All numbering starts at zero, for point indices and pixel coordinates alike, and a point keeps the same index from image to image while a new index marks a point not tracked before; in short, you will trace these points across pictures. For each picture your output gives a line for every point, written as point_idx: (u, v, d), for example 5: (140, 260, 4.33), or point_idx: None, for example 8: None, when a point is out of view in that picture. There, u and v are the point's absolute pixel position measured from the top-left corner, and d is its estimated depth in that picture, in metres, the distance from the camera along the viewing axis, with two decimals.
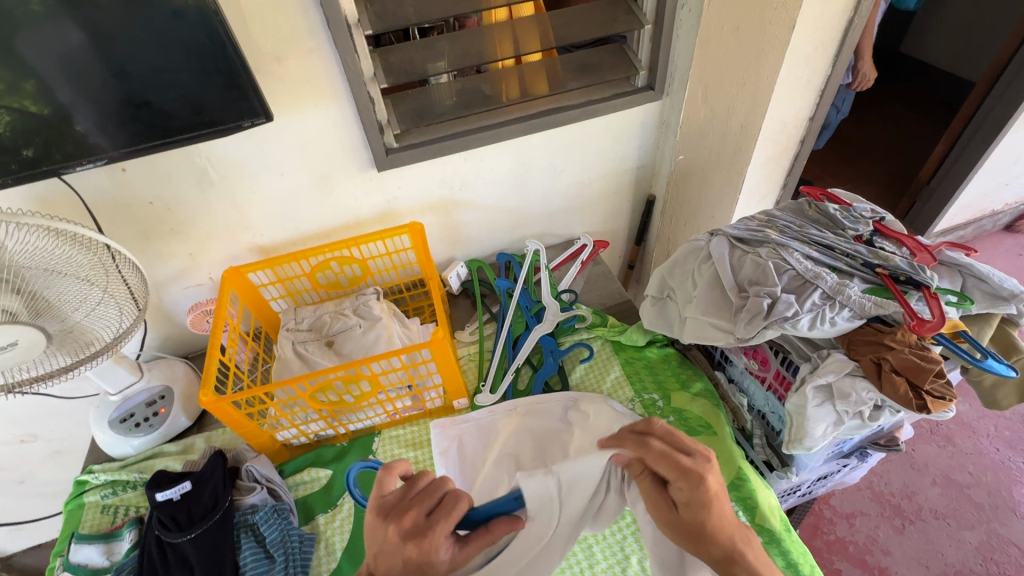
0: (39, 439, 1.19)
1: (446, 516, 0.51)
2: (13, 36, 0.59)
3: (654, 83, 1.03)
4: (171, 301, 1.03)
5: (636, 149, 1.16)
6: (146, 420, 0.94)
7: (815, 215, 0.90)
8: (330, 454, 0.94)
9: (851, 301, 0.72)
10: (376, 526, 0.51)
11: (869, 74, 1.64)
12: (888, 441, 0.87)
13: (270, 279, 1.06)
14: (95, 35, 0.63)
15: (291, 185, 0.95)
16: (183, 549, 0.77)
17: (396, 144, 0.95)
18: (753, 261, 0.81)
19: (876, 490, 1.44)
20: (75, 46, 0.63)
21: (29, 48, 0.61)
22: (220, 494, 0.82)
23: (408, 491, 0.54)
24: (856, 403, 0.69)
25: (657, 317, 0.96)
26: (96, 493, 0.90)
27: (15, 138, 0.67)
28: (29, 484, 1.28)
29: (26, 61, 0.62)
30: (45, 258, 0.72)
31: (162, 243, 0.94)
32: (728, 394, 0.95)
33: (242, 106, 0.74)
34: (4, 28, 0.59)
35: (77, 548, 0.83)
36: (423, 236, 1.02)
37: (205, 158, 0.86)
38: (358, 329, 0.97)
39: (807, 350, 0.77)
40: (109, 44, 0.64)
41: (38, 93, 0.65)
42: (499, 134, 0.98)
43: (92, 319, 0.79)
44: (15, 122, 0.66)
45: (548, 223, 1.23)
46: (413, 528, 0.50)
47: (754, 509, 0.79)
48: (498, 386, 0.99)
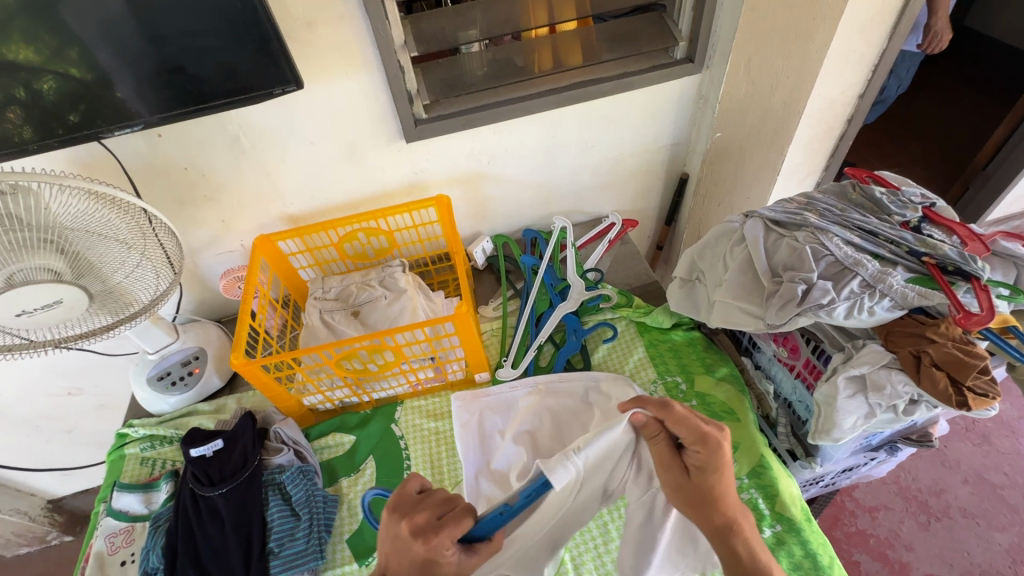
0: (84, 392, 1.26)
1: (456, 523, 0.57)
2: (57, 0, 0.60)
3: (693, 55, 0.98)
4: (205, 266, 1.06)
5: (671, 125, 1.12)
6: (182, 379, 0.98)
7: (859, 198, 0.86)
8: (353, 420, 0.96)
9: (892, 291, 0.69)
10: (391, 520, 0.58)
11: (942, 32, 1.50)
12: (921, 436, 0.84)
13: (299, 248, 1.08)
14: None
15: (320, 155, 0.95)
16: (215, 502, 0.80)
17: (424, 115, 0.94)
18: (789, 245, 0.78)
19: (902, 485, 1.41)
20: (114, 11, 0.63)
21: (73, 13, 0.62)
22: (250, 453, 0.86)
23: (424, 497, 0.60)
24: (891, 395, 0.67)
25: (684, 299, 0.94)
26: (135, 446, 0.96)
27: (61, 103, 0.69)
28: (76, 433, 1.37)
29: (67, 26, 0.63)
30: (87, 221, 0.74)
31: (196, 209, 0.96)
32: (755, 381, 0.94)
33: (273, 72, 0.74)
34: None
35: (118, 495, 0.88)
36: (450, 210, 1.02)
37: (237, 126, 0.87)
38: (384, 300, 0.98)
39: (841, 339, 0.75)
40: (149, 11, 0.64)
41: (81, 60, 0.66)
42: (529, 107, 0.96)
43: (131, 281, 0.82)
44: (59, 87, 0.68)
45: (576, 200, 1.21)
46: (423, 526, 0.57)
47: (774, 497, 0.79)
48: (519, 361, 0.99)
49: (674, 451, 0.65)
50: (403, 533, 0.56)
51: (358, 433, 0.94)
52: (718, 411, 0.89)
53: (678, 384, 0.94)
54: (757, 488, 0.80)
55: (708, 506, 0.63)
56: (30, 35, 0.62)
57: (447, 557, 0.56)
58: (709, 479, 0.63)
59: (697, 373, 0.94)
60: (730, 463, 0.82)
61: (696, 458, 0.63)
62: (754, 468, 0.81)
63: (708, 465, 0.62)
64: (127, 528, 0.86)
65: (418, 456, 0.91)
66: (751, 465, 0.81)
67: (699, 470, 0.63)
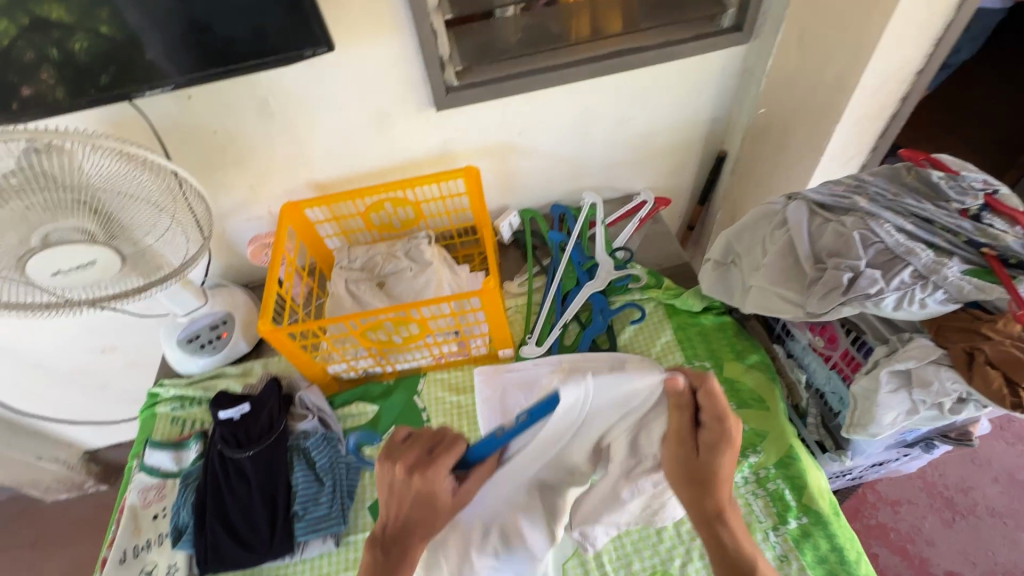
0: (118, 350, 1.29)
1: (446, 453, 0.60)
2: None
3: (742, 24, 0.92)
4: (233, 231, 1.06)
5: (713, 99, 1.07)
6: (211, 342, 1.00)
7: (914, 182, 0.80)
8: (376, 390, 0.96)
9: (947, 283, 0.65)
10: (386, 467, 0.61)
11: None
12: (959, 434, 0.80)
13: (326, 216, 1.07)
14: None
15: (348, 121, 0.93)
16: (242, 465, 0.83)
17: (457, 82, 0.90)
18: (836, 230, 0.74)
19: (928, 480, 1.37)
20: None
21: None
22: (276, 418, 0.87)
23: (412, 438, 0.63)
24: (938, 393, 0.64)
25: (718, 282, 0.91)
26: (165, 405, 0.99)
27: (92, 62, 0.68)
28: (111, 390, 1.42)
29: None
30: (120, 183, 0.74)
31: (225, 174, 0.96)
32: (786, 369, 0.91)
33: (305, 34, 0.72)
34: None
35: (150, 452, 0.91)
36: (478, 181, 0.99)
37: (266, 89, 0.85)
38: (409, 272, 0.98)
39: (885, 332, 0.72)
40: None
41: (111, 18, 0.65)
42: (565, 76, 0.92)
43: (161, 244, 0.83)
44: (89, 46, 0.67)
45: (608, 175, 1.17)
46: (416, 463, 0.60)
47: (801, 489, 0.77)
48: (544, 339, 0.98)
49: (691, 429, 0.62)
50: (399, 473, 0.60)
51: (381, 402, 0.95)
52: (746, 399, 0.87)
53: (706, 369, 0.91)
54: (783, 479, 0.78)
55: (707, 489, 0.61)
56: None
57: (440, 480, 0.59)
58: (718, 463, 0.61)
59: (726, 359, 0.92)
60: (757, 452, 0.80)
61: (709, 438, 0.61)
62: (781, 459, 0.80)
63: (722, 443, 0.61)
64: (158, 484, 0.88)
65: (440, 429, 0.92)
66: (778, 456, 0.80)
67: (710, 453, 0.61)
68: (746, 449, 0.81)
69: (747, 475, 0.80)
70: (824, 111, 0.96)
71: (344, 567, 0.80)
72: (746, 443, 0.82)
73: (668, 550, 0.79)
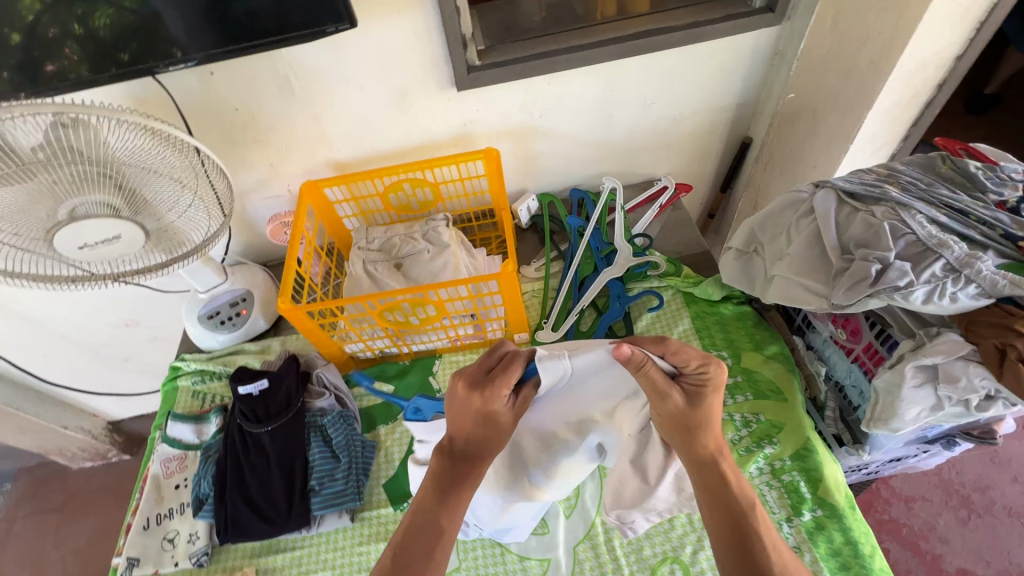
0: (140, 324, 1.32)
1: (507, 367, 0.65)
2: None
3: (774, 5, 0.90)
4: (253, 210, 1.07)
5: (740, 83, 1.04)
6: (231, 319, 1.01)
7: (949, 172, 0.78)
8: (392, 370, 0.97)
9: (980, 277, 0.63)
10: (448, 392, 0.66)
11: None
12: (983, 432, 0.78)
13: (344, 196, 1.07)
14: None
15: (368, 99, 0.92)
16: (261, 439, 0.85)
17: (478, 62, 0.89)
18: (865, 220, 0.72)
19: (945, 478, 1.35)
20: None
21: None
22: (293, 395, 0.89)
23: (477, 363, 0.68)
24: (965, 389, 0.62)
25: (739, 271, 0.89)
26: (187, 379, 1.01)
27: (117, 35, 0.68)
28: (133, 363, 1.45)
29: None
30: (144, 159, 0.74)
31: (246, 151, 0.96)
32: (805, 361, 0.89)
33: (326, 9, 0.71)
34: None
35: (173, 424, 0.93)
36: (498, 163, 0.98)
37: (288, 66, 0.85)
38: (426, 254, 0.97)
39: (913, 326, 0.70)
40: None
41: None
42: (590, 57, 0.89)
43: (183, 221, 0.84)
44: (114, 18, 0.66)
45: (628, 160, 1.15)
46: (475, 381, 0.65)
47: (817, 482, 0.76)
48: (560, 324, 0.97)
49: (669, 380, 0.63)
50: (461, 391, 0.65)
51: (397, 383, 0.96)
52: (764, 389, 0.86)
53: (723, 359, 0.91)
54: (799, 471, 0.78)
55: (698, 433, 0.63)
56: None
57: (501, 396, 0.64)
58: (705, 406, 0.62)
59: (744, 349, 0.90)
60: (773, 444, 0.80)
61: (695, 379, 0.63)
62: (798, 451, 0.79)
63: (709, 386, 0.62)
64: (180, 456, 0.91)
65: None
66: (795, 448, 0.79)
67: (693, 397, 0.62)
68: (762, 440, 0.81)
69: (761, 466, 0.80)
70: (857, 96, 0.92)
71: (358, 542, 0.82)
72: (762, 434, 0.82)
73: (680, 537, 0.79)
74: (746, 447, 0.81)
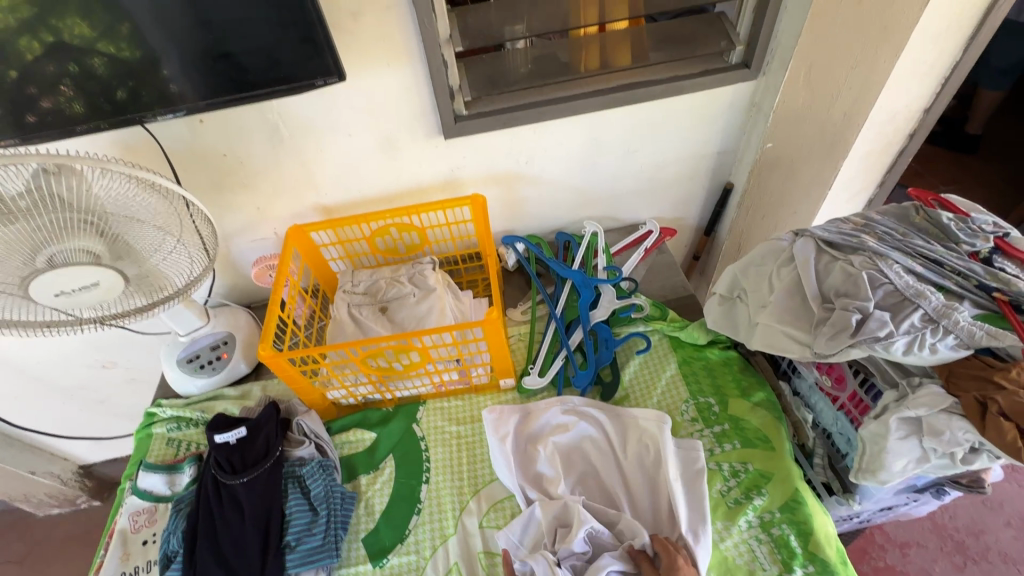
0: (117, 365, 1.28)
1: None
2: None
3: (750, 61, 0.94)
4: (238, 252, 1.06)
5: (720, 133, 1.07)
6: (210, 362, 0.99)
7: (922, 222, 0.80)
8: (374, 417, 0.95)
9: (958, 328, 0.64)
10: None
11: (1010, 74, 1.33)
12: (971, 481, 0.77)
13: (331, 239, 1.07)
14: None
15: (356, 146, 0.94)
16: (235, 491, 0.82)
17: (465, 112, 0.91)
18: (843, 269, 0.74)
19: (938, 523, 1.33)
20: None
21: None
22: (272, 443, 0.86)
23: None
24: (949, 442, 0.62)
25: (724, 317, 0.90)
26: (162, 426, 0.98)
27: (115, 72, 0.69)
28: (108, 405, 1.40)
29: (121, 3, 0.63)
30: (131, 207, 0.75)
31: (233, 196, 0.96)
32: (791, 407, 0.89)
33: (315, 63, 0.72)
34: None
35: (144, 475, 0.89)
36: (484, 209, 0.99)
37: (277, 115, 0.86)
38: (412, 298, 0.97)
39: (896, 375, 0.70)
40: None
41: (132, 37, 0.66)
42: (573, 107, 0.93)
43: (167, 265, 0.83)
44: (108, 67, 0.68)
45: (612, 205, 1.17)
46: None
47: (807, 535, 0.75)
48: (547, 369, 0.97)
49: None
50: None
51: (380, 430, 0.93)
52: (751, 438, 0.85)
53: (711, 406, 0.90)
54: (790, 523, 0.76)
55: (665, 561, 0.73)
56: (88, 10, 0.62)
57: None
58: None
59: (731, 396, 0.90)
60: (761, 495, 0.79)
61: None
62: (787, 503, 0.77)
63: None
64: (150, 508, 0.87)
65: (439, 459, 0.90)
66: (784, 499, 0.78)
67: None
68: (751, 491, 0.79)
69: (751, 519, 0.78)
70: None
71: None
72: (751, 484, 0.81)
73: None
74: (735, 498, 0.80)
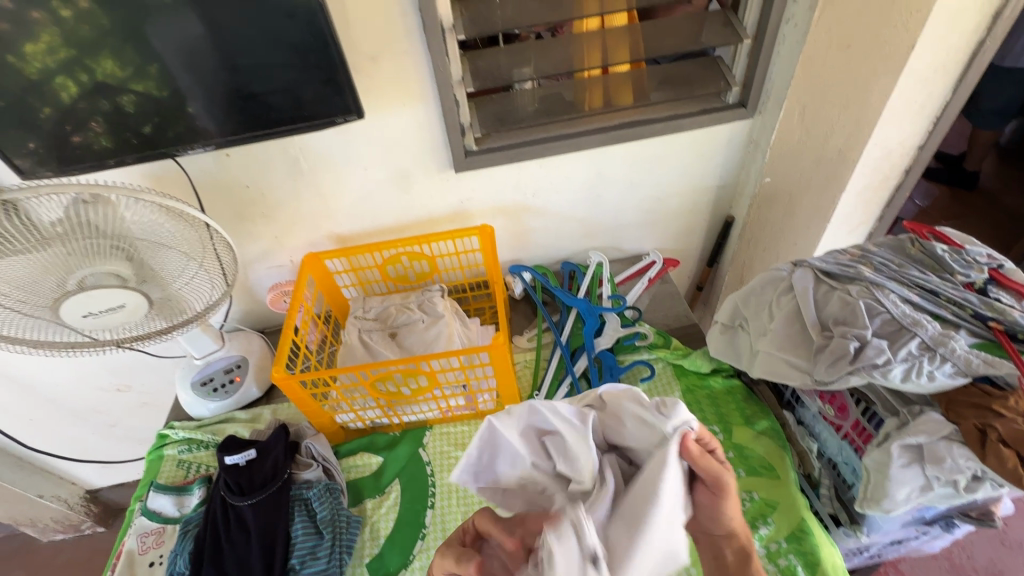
0: (131, 389, 1.31)
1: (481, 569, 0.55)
2: (141, 24, 0.66)
3: (746, 101, 0.99)
4: (255, 279, 1.10)
5: (719, 168, 1.11)
6: (223, 386, 1.02)
7: (917, 253, 0.82)
8: (382, 441, 0.97)
9: (955, 355, 0.65)
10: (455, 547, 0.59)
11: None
12: (981, 514, 0.76)
13: (344, 267, 1.11)
14: (212, 29, 0.68)
15: (372, 179, 0.99)
16: (242, 513, 0.82)
17: (475, 147, 0.96)
18: (841, 298, 0.76)
19: (956, 562, 1.27)
20: (196, 36, 0.68)
21: (156, 35, 0.67)
22: (280, 465, 0.87)
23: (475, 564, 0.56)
24: (951, 470, 0.63)
25: (726, 345, 0.91)
26: (173, 448, 1.00)
27: (141, 111, 0.74)
28: (119, 428, 1.42)
29: (153, 48, 0.68)
30: (158, 232, 0.79)
31: (253, 225, 1.01)
32: (797, 437, 0.90)
33: (336, 101, 0.78)
34: (136, 19, 0.65)
35: (154, 495, 0.90)
36: (492, 240, 1.03)
37: (298, 149, 0.91)
38: (421, 324, 1.00)
39: (896, 403, 0.70)
40: (222, 38, 0.69)
41: (159, 77, 0.71)
42: (579, 143, 0.98)
43: (188, 288, 0.87)
44: (140, 103, 0.74)
45: (616, 236, 1.20)
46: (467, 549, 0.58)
47: (814, 566, 0.74)
48: (552, 395, 0.99)
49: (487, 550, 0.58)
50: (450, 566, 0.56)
51: (386, 454, 0.95)
52: (756, 466, 0.85)
53: (715, 434, 0.90)
54: (796, 554, 0.75)
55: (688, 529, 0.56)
56: (118, 54, 0.68)
57: None
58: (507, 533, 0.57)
59: (735, 424, 0.91)
60: (767, 524, 0.78)
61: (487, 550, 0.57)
62: (793, 532, 0.77)
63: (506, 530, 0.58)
64: (158, 530, 0.88)
65: (446, 484, 0.90)
66: (790, 529, 0.77)
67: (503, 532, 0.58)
68: (757, 520, 0.79)
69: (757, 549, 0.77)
70: None
71: None
72: (756, 513, 0.80)
73: None
74: None
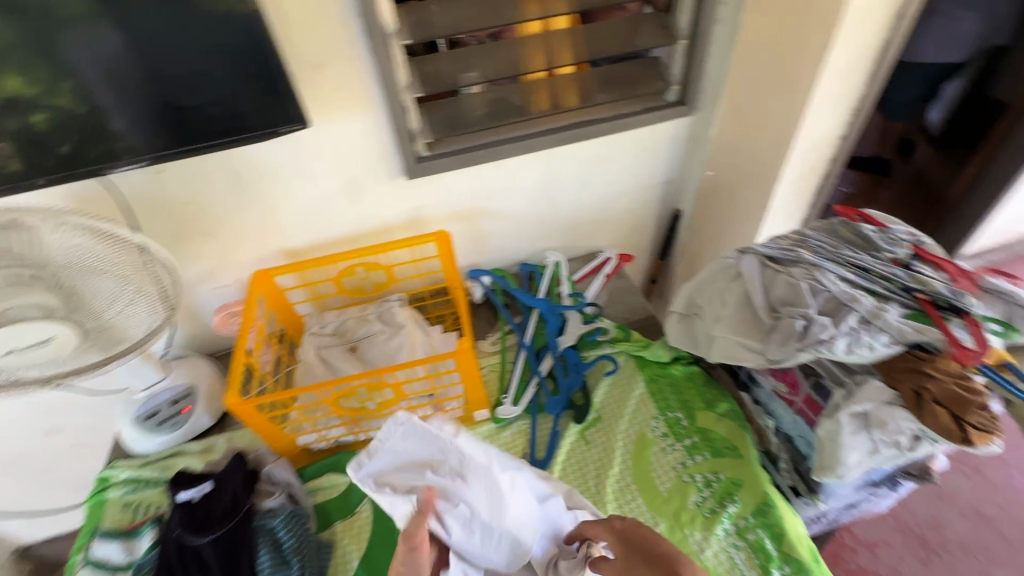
0: (63, 431, 1.20)
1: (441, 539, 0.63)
2: (55, 32, 0.60)
3: (686, 98, 1.03)
4: (199, 301, 1.04)
5: (664, 164, 1.15)
6: (171, 419, 0.95)
7: (849, 235, 0.88)
8: (349, 460, 0.93)
9: (889, 326, 0.70)
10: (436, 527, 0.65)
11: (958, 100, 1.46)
12: (921, 471, 0.83)
13: (296, 282, 1.07)
14: (129, 37, 0.63)
15: (320, 190, 0.96)
16: (202, 551, 0.78)
17: (427, 152, 0.95)
18: (786, 281, 0.80)
19: (901, 520, 1.35)
20: (112, 48, 0.64)
21: (69, 46, 0.62)
22: (240, 496, 0.82)
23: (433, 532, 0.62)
24: (893, 431, 0.68)
25: (684, 334, 0.95)
26: (118, 489, 0.92)
27: (55, 128, 0.68)
28: (50, 476, 1.30)
29: (63, 62, 0.63)
30: (84, 257, 0.75)
31: (194, 244, 0.95)
32: (754, 415, 0.93)
33: (278, 112, 0.75)
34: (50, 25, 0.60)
35: (99, 543, 0.85)
36: (449, 245, 1.02)
37: (239, 162, 0.87)
38: (381, 335, 0.98)
39: (842, 374, 0.75)
40: (137, 47, 0.64)
41: (76, 93, 0.66)
42: (530, 145, 0.99)
43: (125, 315, 0.79)
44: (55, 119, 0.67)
45: (571, 235, 1.22)
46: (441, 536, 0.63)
47: (780, 537, 0.77)
48: (520, 397, 0.99)
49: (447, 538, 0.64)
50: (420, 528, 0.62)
51: None
52: (720, 447, 0.88)
53: (679, 420, 0.93)
54: (763, 527, 0.78)
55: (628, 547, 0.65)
56: (27, 68, 0.62)
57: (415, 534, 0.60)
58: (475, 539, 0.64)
59: (697, 409, 0.93)
60: (734, 502, 0.82)
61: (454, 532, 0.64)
62: (759, 507, 0.80)
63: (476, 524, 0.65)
64: None
65: None
66: (756, 504, 0.80)
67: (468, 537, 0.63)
68: (724, 499, 0.82)
69: (727, 527, 0.80)
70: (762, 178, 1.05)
71: None
72: (723, 492, 0.84)
73: None
74: (710, 509, 0.82)
